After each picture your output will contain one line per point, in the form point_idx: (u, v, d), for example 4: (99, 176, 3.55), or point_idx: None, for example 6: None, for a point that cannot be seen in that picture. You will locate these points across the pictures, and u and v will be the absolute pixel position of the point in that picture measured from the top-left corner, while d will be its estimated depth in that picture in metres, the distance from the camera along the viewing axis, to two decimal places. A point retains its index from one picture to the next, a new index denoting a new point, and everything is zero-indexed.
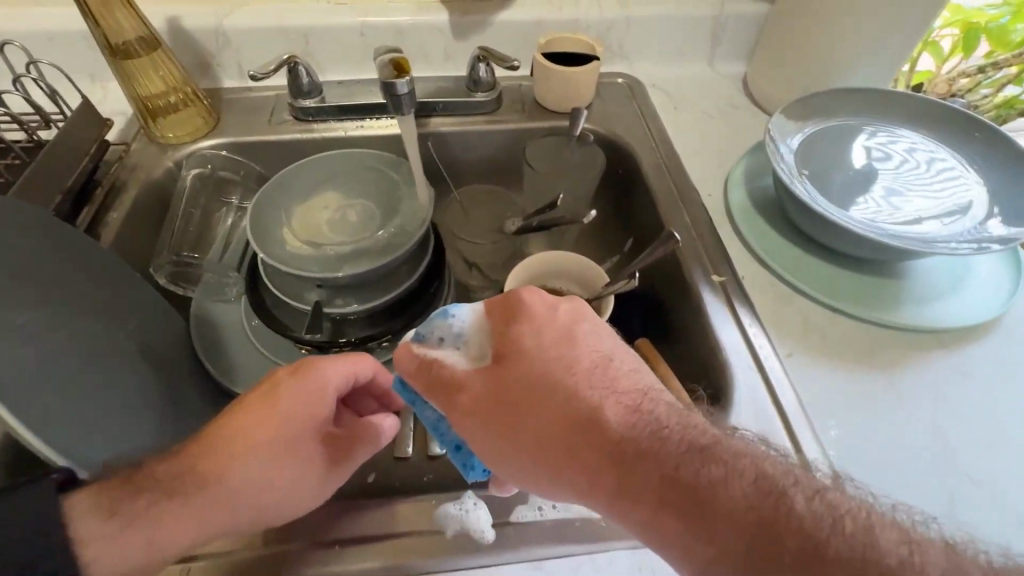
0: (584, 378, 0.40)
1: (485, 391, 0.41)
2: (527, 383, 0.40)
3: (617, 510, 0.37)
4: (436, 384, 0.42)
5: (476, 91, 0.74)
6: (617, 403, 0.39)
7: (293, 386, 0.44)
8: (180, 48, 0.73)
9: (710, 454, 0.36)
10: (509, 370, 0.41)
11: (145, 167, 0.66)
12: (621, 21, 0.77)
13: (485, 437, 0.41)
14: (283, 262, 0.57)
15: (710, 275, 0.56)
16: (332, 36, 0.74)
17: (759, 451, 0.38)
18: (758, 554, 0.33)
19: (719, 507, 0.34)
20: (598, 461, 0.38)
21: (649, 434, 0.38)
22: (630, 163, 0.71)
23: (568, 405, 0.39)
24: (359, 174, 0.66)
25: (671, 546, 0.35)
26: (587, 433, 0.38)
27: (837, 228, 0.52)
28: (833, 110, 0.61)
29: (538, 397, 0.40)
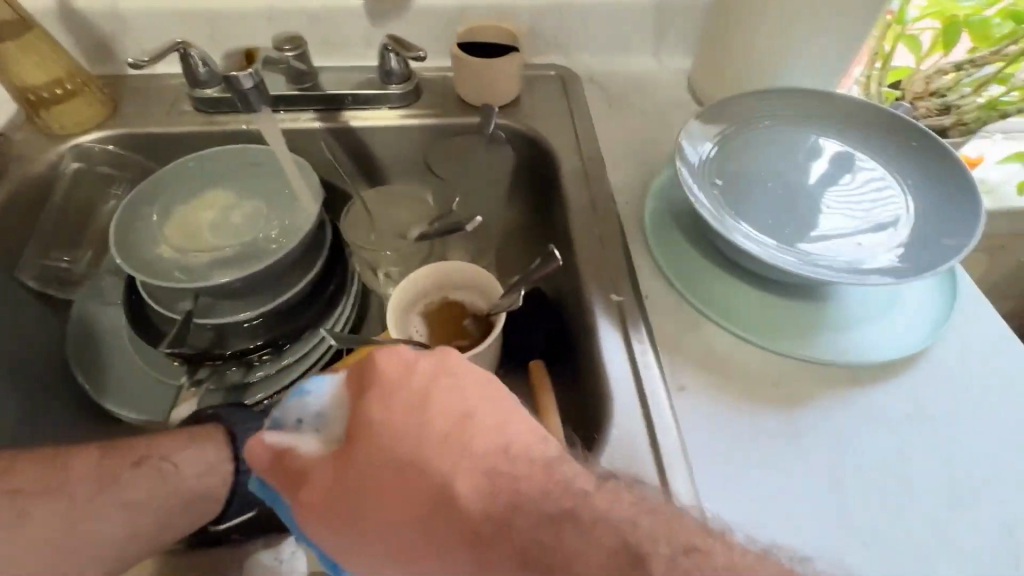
0: (433, 447, 0.34)
1: (337, 479, 0.36)
2: (375, 465, 0.35)
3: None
4: (290, 475, 0.38)
5: (390, 83, 0.69)
6: (471, 475, 0.33)
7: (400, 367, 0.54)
8: (75, 32, 0.68)
9: (568, 519, 0.30)
10: (358, 452, 0.36)
11: (23, 160, 0.61)
12: (555, 9, 0.71)
13: (342, 535, 0.35)
14: (147, 271, 0.53)
15: (609, 295, 0.51)
16: (238, 21, 0.69)
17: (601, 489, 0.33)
18: None
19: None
20: (450, 546, 0.32)
21: (505, 513, 0.31)
22: (551, 165, 0.66)
23: (419, 482, 0.34)
24: (250, 171, 0.61)
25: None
26: (439, 514, 0.33)
27: (747, 253, 0.47)
28: (755, 111, 0.55)
29: (390, 477, 0.35)
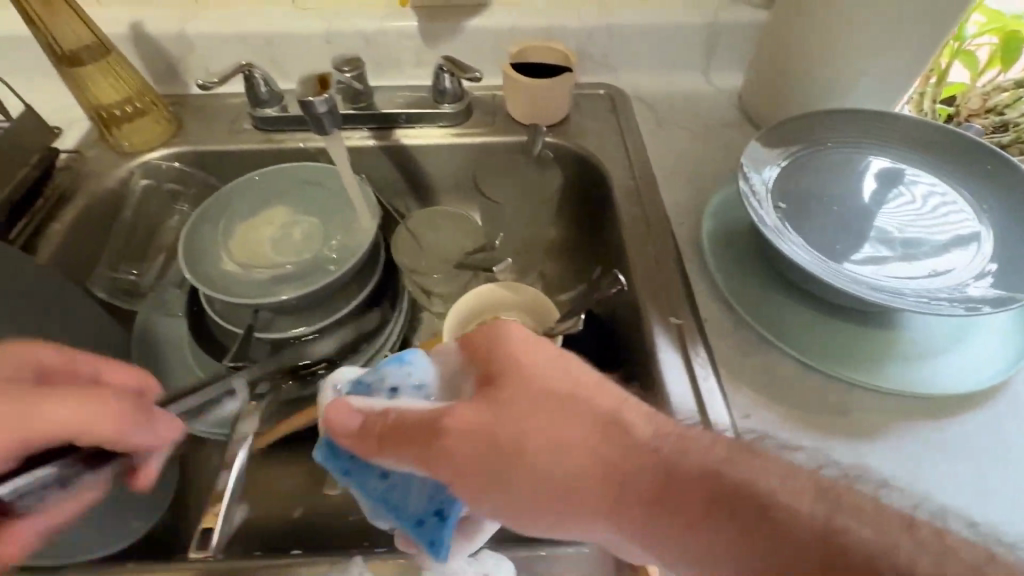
0: (590, 392, 0.33)
1: (482, 422, 0.32)
2: (531, 401, 0.32)
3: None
4: (407, 430, 0.32)
5: (442, 103, 0.70)
6: (636, 410, 0.33)
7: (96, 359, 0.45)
8: (144, 53, 0.72)
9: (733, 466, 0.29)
10: (507, 392, 0.33)
11: (94, 176, 0.64)
12: (604, 28, 0.72)
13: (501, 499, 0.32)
14: (211, 286, 0.55)
15: (667, 318, 0.51)
16: (297, 42, 0.71)
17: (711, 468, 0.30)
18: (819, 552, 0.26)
19: (800, 549, 0.26)
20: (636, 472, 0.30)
21: (678, 439, 0.31)
22: (602, 184, 0.66)
23: (584, 416, 0.32)
24: (305, 189, 0.63)
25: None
26: (618, 440, 0.31)
27: (828, 284, 0.45)
28: (818, 134, 0.54)
29: (552, 413, 0.32)
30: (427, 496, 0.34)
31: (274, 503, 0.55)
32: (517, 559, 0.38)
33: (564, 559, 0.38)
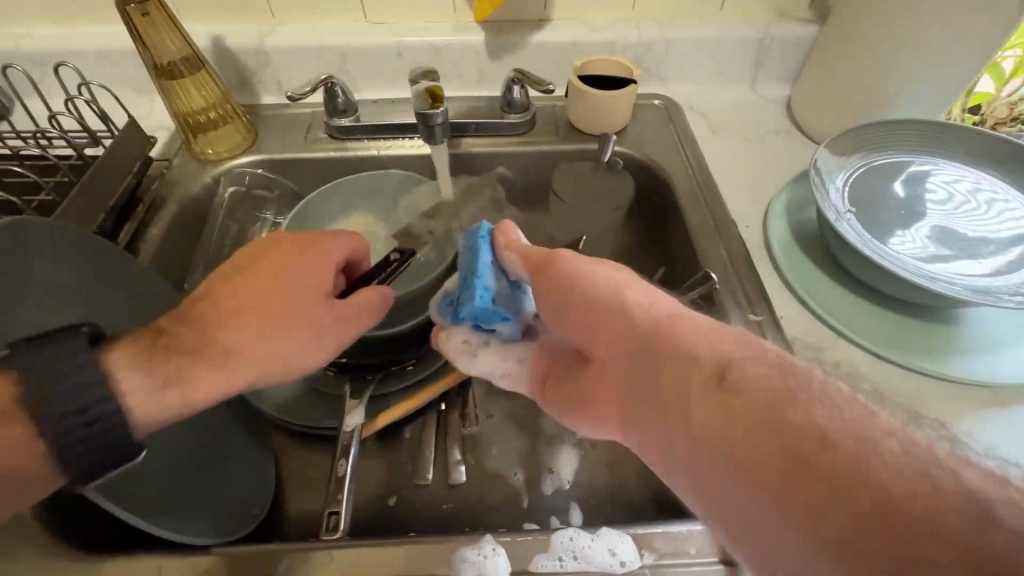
0: (683, 309, 0.33)
1: (574, 272, 0.37)
2: (617, 280, 0.36)
3: (648, 379, 0.30)
4: (527, 255, 0.42)
5: (509, 113, 0.73)
6: (720, 333, 0.30)
7: (335, 235, 0.50)
8: (223, 66, 0.75)
9: (788, 397, 0.25)
10: (611, 268, 0.37)
11: (184, 184, 0.67)
12: (660, 42, 0.76)
13: (557, 298, 0.37)
14: None
15: (746, 314, 0.54)
16: (369, 56, 0.75)
17: (762, 393, 0.26)
18: (808, 466, 0.23)
19: (789, 445, 0.24)
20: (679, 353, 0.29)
21: (747, 359, 0.28)
22: (664, 190, 0.69)
23: (654, 311, 0.33)
24: (389, 196, 0.68)
25: (705, 424, 0.26)
26: (667, 332, 0.31)
27: (903, 280, 0.49)
28: (877, 144, 0.59)
29: (635, 292, 0.35)
30: (513, 304, 0.45)
31: (368, 492, 0.57)
32: (634, 536, 0.41)
33: (680, 538, 0.41)
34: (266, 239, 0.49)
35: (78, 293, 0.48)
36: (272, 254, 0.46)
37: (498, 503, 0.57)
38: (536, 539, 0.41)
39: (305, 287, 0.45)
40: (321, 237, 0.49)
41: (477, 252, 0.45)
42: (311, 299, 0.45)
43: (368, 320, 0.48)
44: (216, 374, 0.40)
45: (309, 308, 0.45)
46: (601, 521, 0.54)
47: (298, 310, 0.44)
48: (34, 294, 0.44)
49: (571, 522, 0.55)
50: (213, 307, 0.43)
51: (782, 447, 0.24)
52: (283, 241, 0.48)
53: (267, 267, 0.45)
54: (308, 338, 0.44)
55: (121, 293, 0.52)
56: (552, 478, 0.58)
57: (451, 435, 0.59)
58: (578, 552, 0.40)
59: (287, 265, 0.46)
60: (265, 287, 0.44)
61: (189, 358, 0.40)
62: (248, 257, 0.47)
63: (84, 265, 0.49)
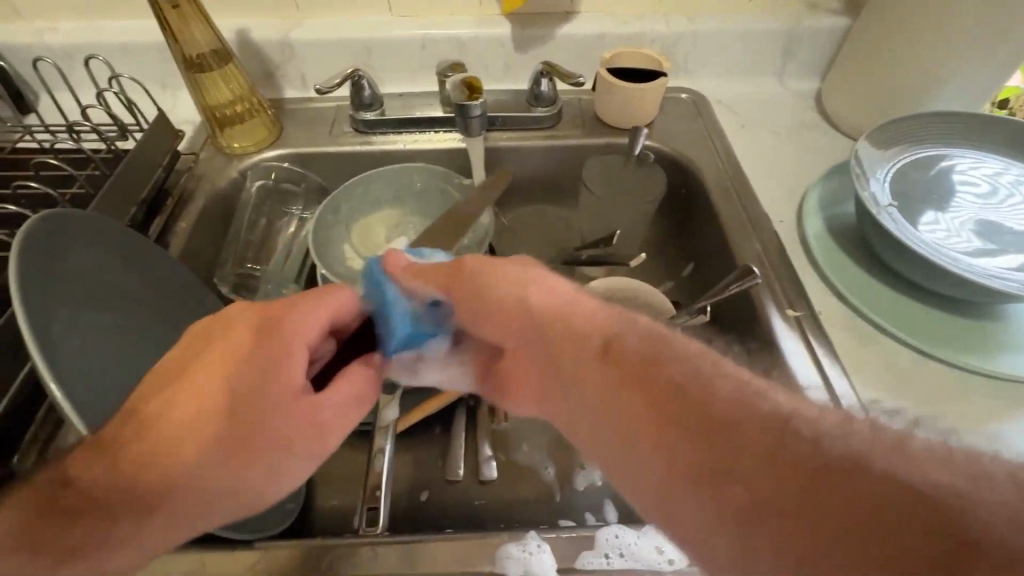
0: (582, 297, 0.39)
1: (467, 283, 0.40)
2: (521, 279, 0.39)
3: (556, 363, 0.37)
4: (430, 272, 0.42)
5: (536, 106, 0.72)
6: (606, 315, 0.37)
7: (302, 308, 0.40)
8: (248, 60, 0.75)
9: (660, 368, 0.33)
10: (511, 263, 0.40)
11: (211, 178, 0.67)
12: (688, 35, 0.75)
13: (471, 302, 0.40)
14: (342, 277, 0.61)
15: (785, 309, 0.53)
16: (395, 49, 0.75)
17: (646, 372, 0.33)
18: (677, 425, 0.30)
19: (663, 409, 0.31)
20: (583, 341, 0.36)
21: (643, 342, 0.35)
22: (694, 184, 0.68)
23: (556, 302, 0.38)
24: (418, 189, 0.67)
25: (604, 390, 0.34)
26: (571, 322, 0.37)
27: (951, 276, 0.48)
28: (917, 136, 0.58)
29: (538, 284, 0.39)
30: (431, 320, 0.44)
31: (400, 487, 0.57)
32: None
33: None
34: (215, 321, 0.40)
35: (114, 286, 0.48)
36: (219, 352, 0.38)
37: (530, 499, 0.56)
38: (580, 536, 0.41)
39: (263, 400, 0.37)
40: (281, 317, 0.39)
41: (376, 291, 0.42)
42: (271, 414, 0.37)
43: (345, 425, 0.40)
44: (161, 528, 0.34)
45: (269, 428, 0.37)
46: (637, 519, 0.54)
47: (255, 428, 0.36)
48: (76, 288, 0.43)
49: (606, 519, 0.55)
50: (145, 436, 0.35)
51: (660, 416, 0.31)
52: (234, 329, 0.39)
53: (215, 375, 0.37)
54: (274, 464, 0.37)
55: (155, 287, 0.52)
56: (585, 474, 0.57)
57: (481, 430, 0.59)
58: (624, 550, 0.40)
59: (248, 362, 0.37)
60: (213, 404, 0.36)
61: (117, 519, 0.33)
62: (191, 355, 0.39)
63: (122, 259, 0.49)
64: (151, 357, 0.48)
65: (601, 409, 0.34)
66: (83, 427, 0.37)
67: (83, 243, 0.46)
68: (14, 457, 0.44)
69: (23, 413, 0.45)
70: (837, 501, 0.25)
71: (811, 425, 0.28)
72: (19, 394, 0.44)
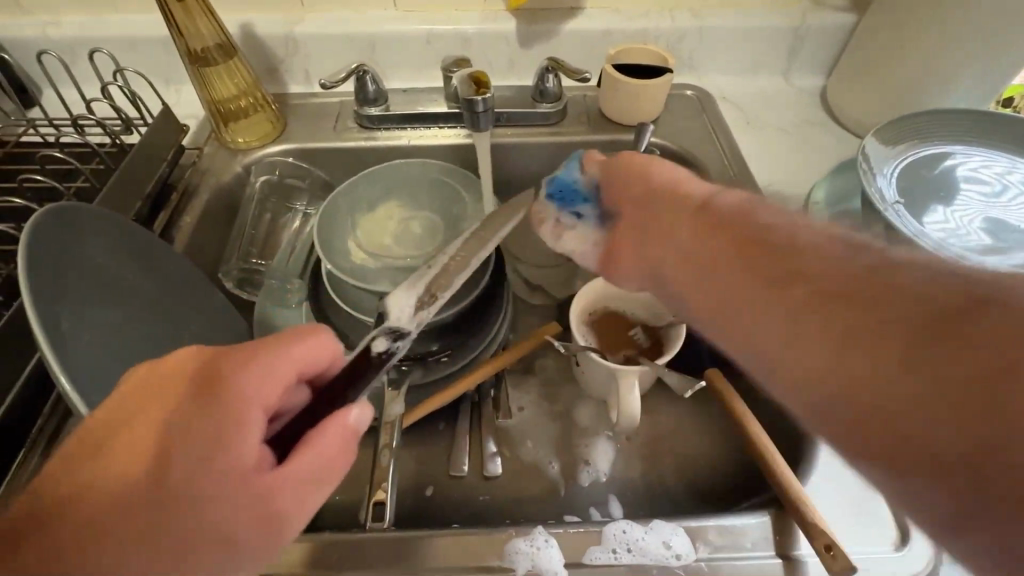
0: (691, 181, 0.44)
1: (613, 169, 0.49)
2: (638, 165, 0.46)
3: (649, 223, 0.43)
4: (605, 160, 0.51)
5: (541, 102, 0.72)
6: (711, 190, 0.42)
7: (262, 366, 0.37)
8: (252, 55, 0.75)
9: (752, 217, 0.37)
10: (636, 158, 0.47)
11: (215, 173, 0.67)
12: (694, 32, 0.75)
13: (617, 179, 0.48)
14: (347, 273, 0.60)
15: None
16: (399, 44, 0.74)
17: (736, 219, 0.38)
18: (749, 255, 0.35)
19: (740, 244, 0.36)
20: (677, 204, 0.42)
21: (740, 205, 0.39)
22: (700, 180, 0.68)
23: (660, 183, 0.44)
24: (422, 184, 0.67)
25: (686, 238, 0.39)
26: (672, 194, 0.42)
27: None
28: (926, 132, 0.58)
29: (648, 171, 0.46)
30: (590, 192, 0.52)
31: (405, 482, 0.57)
32: (688, 529, 0.41)
33: (734, 532, 0.41)
34: (149, 384, 0.35)
35: (120, 280, 0.47)
36: (152, 426, 0.33)
37: (535, 495, 0.56)
38: (587, 531, 0.41)
39: (204, 486, 0.33)
40: (234, 379, 0.36)
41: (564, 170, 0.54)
42: (216, 502, 0.33)
43: (305, 507, 0.36)
44: None
45: (211, 520, 0.33)
46: (643, 515, 0.54)
47: (200, 512, 0.33)
48: (83, 283, 0.43)
49: (611, 514, 0.55)
50: (54, 538, 0.30)
51: (738, 247, 0.36)
52: (176, 392, 0.35)
53: (142, 460, 0.32)
54: (213, 567, 0.33)
55: (161, 282, 0.52)
56: (589, 470, 0.57)
57: (486, 425, 0.59)
58: (631, 545, 0.40)
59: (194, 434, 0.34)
60: (137, 497, 0.31)
61: None
62: (112, 430, 0.33)
63: (126, 254, 0.49)
64: (156, 352, 0.48)
65: (685, 256, 0.39)
66: (88, 412, 0.37)
67: (88, 238, 0.45)
68: (22, 450, 0.44)
69: (30, 407, 0.44)
70: (890, 283, 0.27)
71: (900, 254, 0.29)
72: (25, 388, 0.44)
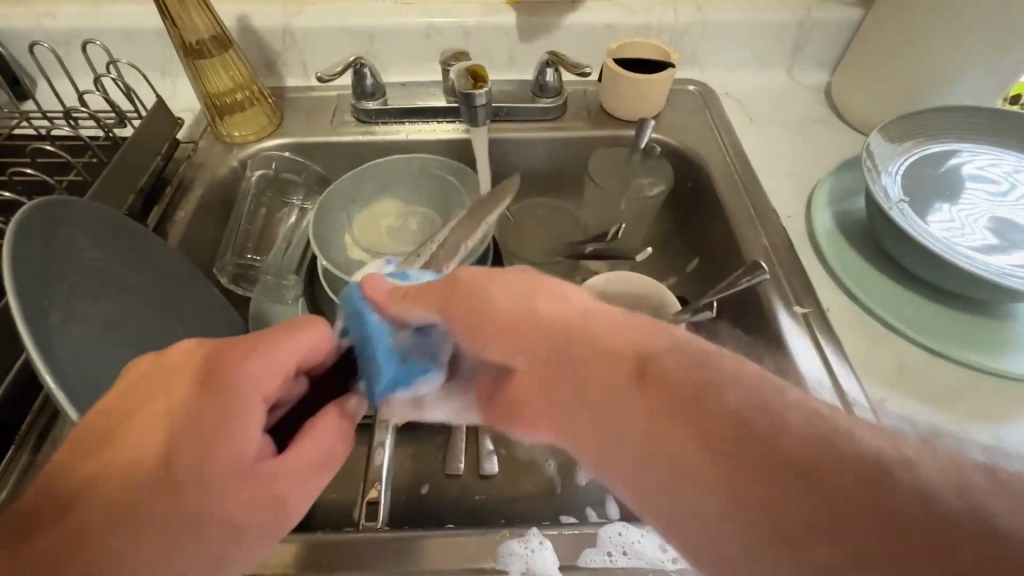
0: (593, 310, 0.33)
1: (447, 311, 0.35)
2: (492, 296, 0.34)
3: (573, 381, 0.31)
4: (399, 298, 0.38)
5: (542, 97, 0.71)
6: (623, 333, 0.32)
7: (261, 354, 0.36)
8: (249, 47, 0.74)
9: (708, 393, 0.28)
10: (476, 285, 0.35)
11: (211, 166, 0.66)
12: (697, 26, 0.73)
13: (471, 321, 0.34)
14: (343, 270, 0.60)
15: (792, 305, 0.53)
16: (398, 37, 0.73)
17: (694, 394, 0.28)
18: (740, 466, 0.26)
19: (729, 443, 0.26)
20: (602, 364, 0.31)
21: (678, 365, 0.29)
22: (702, 177, 0.67)
23: (552, 321, 0.33)
24: (418, 180, 0.66)
25: (633, 417, 0.29)
26: (580, 340, 0.32)
27: (966, 275, 0.47)
28: (933, 130, 0.57)
29: (519, 307, 0.33)
30: (416, 353, 0.39)
31: (401, 480, 0.56)
32: None
33: None
34: (152, 378, 0.35)
35: (112, 276, 0.47)
36: (155, 419, 0.33)
37: (532, 494, 0.56)
38: (583, 533, 0.41)
39: (205, 476, 0.32)
40: (233, 369, 0.35)
41: (360, 319, 0.39)
42: (221, 487, 0.32)
43: (310, 491, 0.36)
44: None
45: (221, 503, 0.32)
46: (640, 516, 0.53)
47: (207, 495, 0.32)
48: (74, 278, 0.43)
49: (608, 515, 0.54)
50: (63, 526, 0.29)
51: (726, 452, 0.26)
52: (183, 379, 0.35)
53: (144, 453, 0.32)
54: (218, 551, 0.32)
55: (154, 277, 0.51)
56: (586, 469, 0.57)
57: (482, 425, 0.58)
58: (627, 548, 0.40)
59: (201, 417, 0.33)
60: (141, 489, 0.31)
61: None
62: (116, 424, 0.33)
63: (123, 249, 0.49)
64: (148, 347, 0.47)
65: (650, 445, 0.28)
66: (79, 416, 0.36)
67: (81, 233, 0.45)
68: (12, 447, 0.43)
69: (20, 403, 0.44)
70: (842, 505, 0.23)
71: (902, 469, 0.23)
72: (16, 381, 0.43)
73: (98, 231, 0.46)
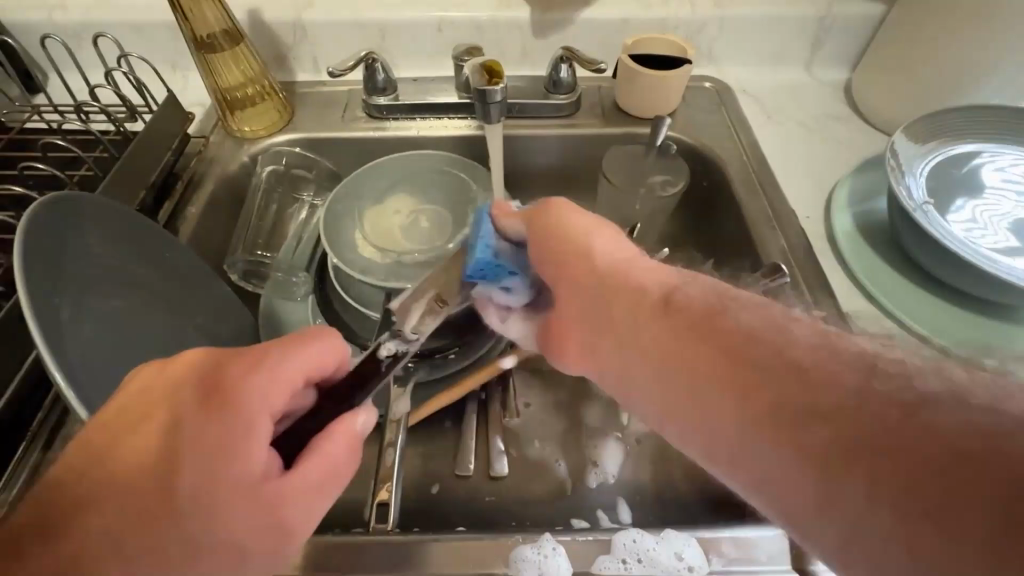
0: (632, 265, 0.35)
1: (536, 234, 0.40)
2: (551, 235, 0.39)
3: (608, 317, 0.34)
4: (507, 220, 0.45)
5: (555, 93, 0.70)
6: (657, 276, 0.34)
7: (266, 368, 0.35)
8: (260, 41, 0.73)
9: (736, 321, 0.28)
10: (547, 221, 0.40)
11: (221, 161, 0.65)
12: (713, 21, 0.72)
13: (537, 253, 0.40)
14: (354, 267, 0.59)
15: (811, 308, 0.51)
16: (410, 32, 0.72)
17: (724, 319, 0.29)
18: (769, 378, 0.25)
19: (760, 359, 0.26)
20: (633, 298, 0.33)
21: (714, 300, 0.30)
22: (718, 176, 0.66)
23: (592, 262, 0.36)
24: (430, 177, 0.66)
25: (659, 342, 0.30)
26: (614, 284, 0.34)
27: (992, 279, 0.46)
28: (958, 130, 0.55)
29: (567, 253, 0.38)
30: (513, 263, 0.44)
31: (410, 480, 0.56)
32: (701, 540, 0.39)
33: (750, 543, 0.39)
34: (155, 391, 0.34)
35: (123, 272, 0.46)
36: (161, 432, 0.33)
37: (542, 496, 0.55)
38: (597, 539, 0.40)
39: (211, 494, 0.32)
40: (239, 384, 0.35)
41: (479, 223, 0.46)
42: (227, 504, 0.32)
43: (318, 507, 0.36)
44: None
45: (226, 521, 0.32)
46: (652, 520, 0.53)
47: (213, 514, 0.32)
48: (85, 274, 0.42)
49: (619, 518, 0.54)
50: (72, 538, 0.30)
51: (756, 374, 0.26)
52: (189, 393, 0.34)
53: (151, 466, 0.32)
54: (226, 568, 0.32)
55: (165, 273, 0.51)
56: (597, 472, 0.56)
57: (492, 425, 0.58)
58: (642, 555, 0.39)
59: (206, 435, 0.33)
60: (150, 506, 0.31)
61: None
62: (125, 433, 0.33)
63: (133, 245, 0.48)
64: (158, 344, 0.47)
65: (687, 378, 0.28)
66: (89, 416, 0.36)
67: (91, 229, 0.44)
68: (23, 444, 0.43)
69: (31, 400, 0.44)
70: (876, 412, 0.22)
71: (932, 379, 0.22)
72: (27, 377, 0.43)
73: (108, 227, 0.46)
